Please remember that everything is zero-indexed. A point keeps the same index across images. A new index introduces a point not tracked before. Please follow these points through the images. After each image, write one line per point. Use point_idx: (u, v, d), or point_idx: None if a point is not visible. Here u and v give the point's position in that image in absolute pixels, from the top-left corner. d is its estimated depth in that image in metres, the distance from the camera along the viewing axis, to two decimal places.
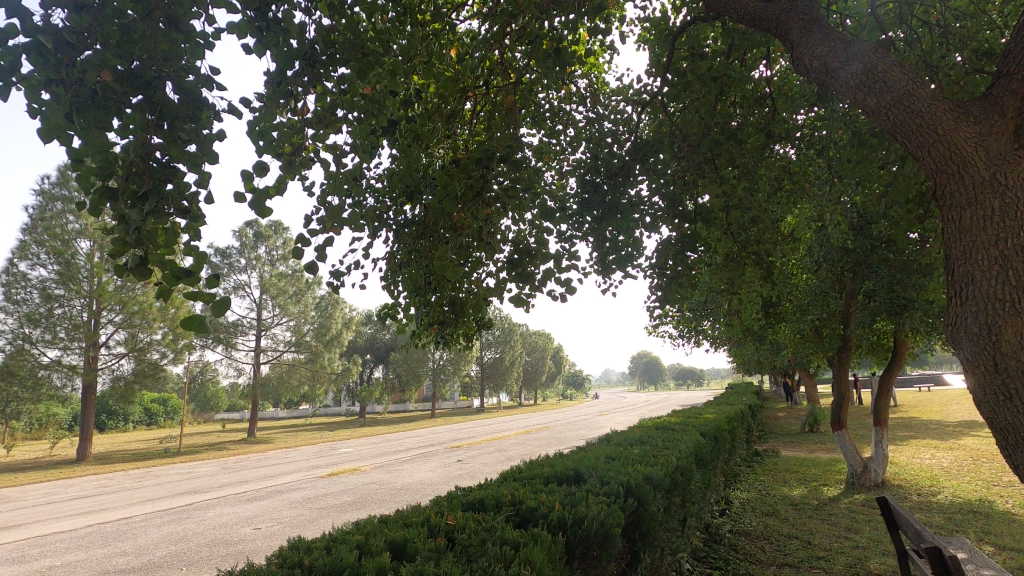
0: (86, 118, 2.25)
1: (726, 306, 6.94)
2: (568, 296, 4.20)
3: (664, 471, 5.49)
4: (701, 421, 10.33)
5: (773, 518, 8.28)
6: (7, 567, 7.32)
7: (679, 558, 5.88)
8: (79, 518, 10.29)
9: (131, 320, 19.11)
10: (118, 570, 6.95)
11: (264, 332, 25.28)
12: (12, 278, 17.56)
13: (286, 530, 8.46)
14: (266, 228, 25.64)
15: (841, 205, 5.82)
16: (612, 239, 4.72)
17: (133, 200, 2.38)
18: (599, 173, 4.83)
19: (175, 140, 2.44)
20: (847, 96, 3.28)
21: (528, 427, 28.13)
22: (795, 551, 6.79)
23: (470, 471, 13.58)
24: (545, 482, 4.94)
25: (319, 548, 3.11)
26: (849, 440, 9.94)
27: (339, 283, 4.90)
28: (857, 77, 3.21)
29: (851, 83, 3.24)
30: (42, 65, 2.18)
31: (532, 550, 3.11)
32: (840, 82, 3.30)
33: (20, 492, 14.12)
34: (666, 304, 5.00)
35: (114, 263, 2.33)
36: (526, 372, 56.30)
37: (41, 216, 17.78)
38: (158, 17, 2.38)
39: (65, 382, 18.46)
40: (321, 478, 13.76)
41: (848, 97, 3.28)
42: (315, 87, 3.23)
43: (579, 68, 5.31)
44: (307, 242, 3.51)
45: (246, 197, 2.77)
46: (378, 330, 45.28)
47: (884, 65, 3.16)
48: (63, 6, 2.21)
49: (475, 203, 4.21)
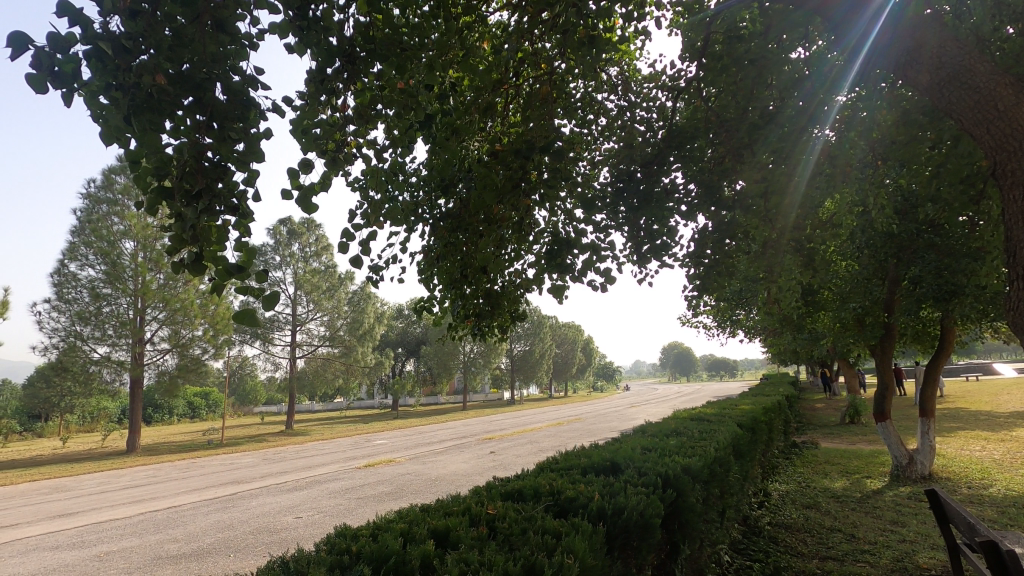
0: (141, 121, 2.34)
1: (766, 295, 6.80)
2: (607, 286, 4.21)
3: (702, 462, 5.44)
4: (736, 413, 10.16)
5: (815, 511, 8.10)
6: (68, 551, 7.73)
7: (719, 549, 5.84)
8: (132, 506, 10.77)
9: (174, 317, 19.75)
10: (170, 555, 7.27)
11: (299, 327, 25.87)
12: (64, 279, 18.54)
13: (328, 520, 8.70)
14: (299, 226, 26.11)
15: (884, 189, 5.63)
16: (646, 228, 4.59)
17: (187, 198, 2.49)
18: (635, 160, 4.74)
19: (225, 139, 2.55)
20: (903, 74, 3.32)
21: (559, 419, 28.22)
22: (839, 544, 6.63)
23: (502, 462, 13.68)
24: (582, 473, 4.95)
25: (365, 536, 3.20)
26: (894, 432, 9.66)
27: (378, 278, 4.94)
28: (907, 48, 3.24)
29: (903, 56, 3.27)
30: (100, 70, 2.25)
31: (574, 539, 3.13)
32: (893, 60, 3.34)
33: (76, 482, 14.85)
34: (703, 294, 4.90)
35: (171, 260, 2.45)
36: (556, 365, 56.27)
37: (89, 219, 18.59)
38: (205, 20, 2.44)
39: (114, 377, 19.31)
40: (357, 469, 14.06)
41: (904, 75, 3.32)
42: (354, 84, 3.29)
43: (610, 57, 5.26)
44: (352, 237, 3.61)
45: (292, 194, 2.86)
46: (409, 323, 45.87)
47: (933, 36, 3.16)
48: (119, 13, 2.28)
49: (514, 194, 4.28)
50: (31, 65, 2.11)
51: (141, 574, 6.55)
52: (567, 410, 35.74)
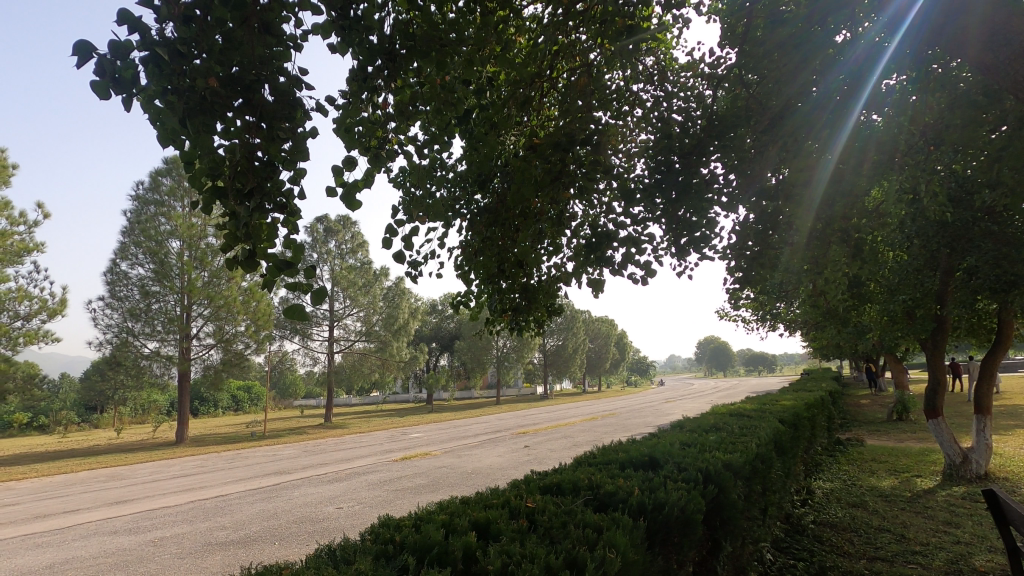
0: (194, 124, 2.40)
1: (811, 288, 6.62)
2: (647, 279, 4.16)
3: (744, 459, 5.33)
4: (777, 408, 9.91)
5: (861, 510, 7.85)
6: (125, 536, 8.14)
7: (762, 548, 5.71)
8: (182, 495, 11.25)
9: (218, 313, 20.36)
10: (219, 542, 7.57)
11: (337, 323, 26.41)
12: (116, 278, 19.50)
13: (367, 511, 8.90)
14: (335, 223, 26.60)
15: (938, 175, 5.34)
16: (684, 220, 4.49)
17: (240, 197, 2.58)
18: (673, 149, 4.60)
19: (273, 138, 2.62)
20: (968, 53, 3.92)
21: (593, 413, 28.12)
22: (889, 545, 6.41)
23: (537, 457, 13.71)
24: (621, 467, 4.93)
25: (407, 527, 3.25)
26: (947, 430, 9.25)
27: (417, 273, 4.99)
28: (954, 26, 3.87)
29: (951, 34, 3.92)
30: (157, 76, 2.33)
31: (615, 534, 3.12)
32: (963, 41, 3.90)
33: (130, 471, 15.60)
34: (746, 287, 4.77)
35: (226, 256, 2.54)
36: (590, 360, 55.93)
37: (138, 219, 19.43)
38: (253, 23, 2.50)
39: (163, 371, 20.15)
40: (394, 462, 14.32)
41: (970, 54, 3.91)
42: (394, 81, 3.32)
43: (646, 48, 5.19)
44: (394, 233, 3.70)
45: (337, 190, 2.92)
46: (444, 319, 46.33)
47: (981, 10, 3.69)
48: (173, 19, 2.35)
49: (553, 187, 4.29)
50: (94, 71, 2.20)
51: (192, 559, 6.83)
52: (602, 406, 35.57)
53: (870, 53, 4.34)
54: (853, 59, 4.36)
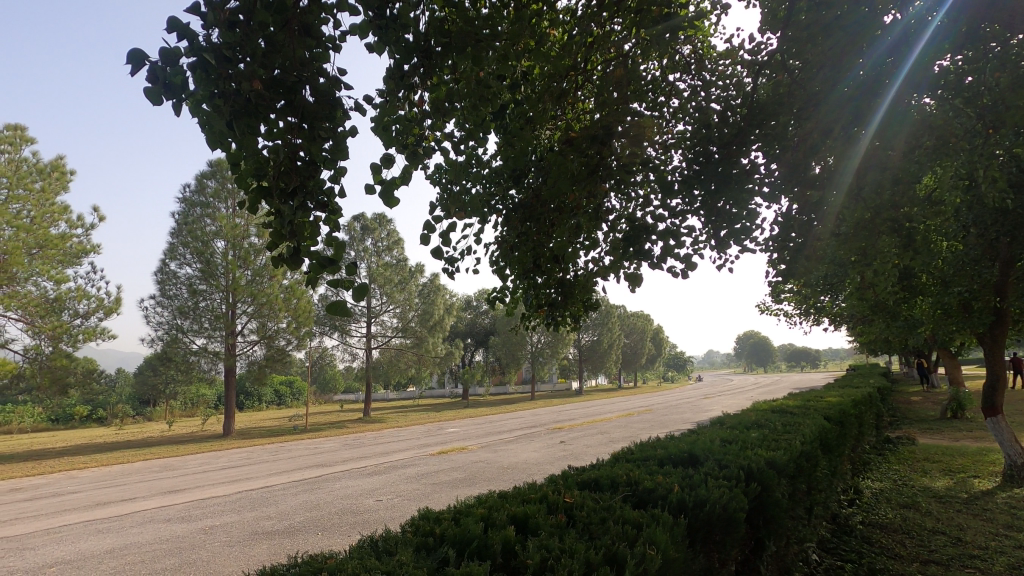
0: (241, 127, 2.47)
1: (859, 280, 6.39)
2: (688, 273, 4.08)
3: (787, 456, 5.20)
4: (822, 405, 9.62)
5: (913, 511, 7.54)
6: (178, 524, 8.52)
7: (807, 548, 5.55)
8: (229, 485, 11.68)
9: (262, 311, 21.02)
10: (265, 531, 7.83)
11: (374, 319, 26.87)
12: (167, 277, 20.42)
13: (406, 503, 9.05)
14: (371, 221, 27.09)
15: (999, 160, 4.98)
16: (725, 213, 4.38)
17: (283, 196, 2.65)
18: (712, 139, 4.48)
19: (314, 138, 2.66)
20: None
21: (629, 409, 27.84)
22: (944, 548, 6.14)
23: (573, 452, 13.67)
24: (659, 464, 4.86)
25: (447, 519, 3.29)
26: (1007, 428, 8.81)
27: (453, 270, 5.00)
28: None
29: None
30: (204, 80, 2.39)
31: (655, 530, 3.09)
32: None
33: (181, 461, 16.30)
34: (789, 279, 4.63)
35: (272, 253, 2.61)
36: (625, 355, 55.35)
37: (186, 221, 20.22)
38: (294, 26, 2.56)
39: (211, 366, 20.96)
40: (432, 456, 14.52)
41: None
42: (430, 78, 3.35)
43: (683, 37, 5.07)
44: (432, 229, 3.75)
45: (376, 187, 2.97)
46: (478, 314, 46.58)
47: None
48: (218, 26, 2.41)
49: (590, 180, 4.28)
50: (148, 78, 2.29)
51: (241, 547, 7.09)
52: (638, 401, 35.16)
53: (915, 32, 4.18)
54: (900, 39, 4.18)
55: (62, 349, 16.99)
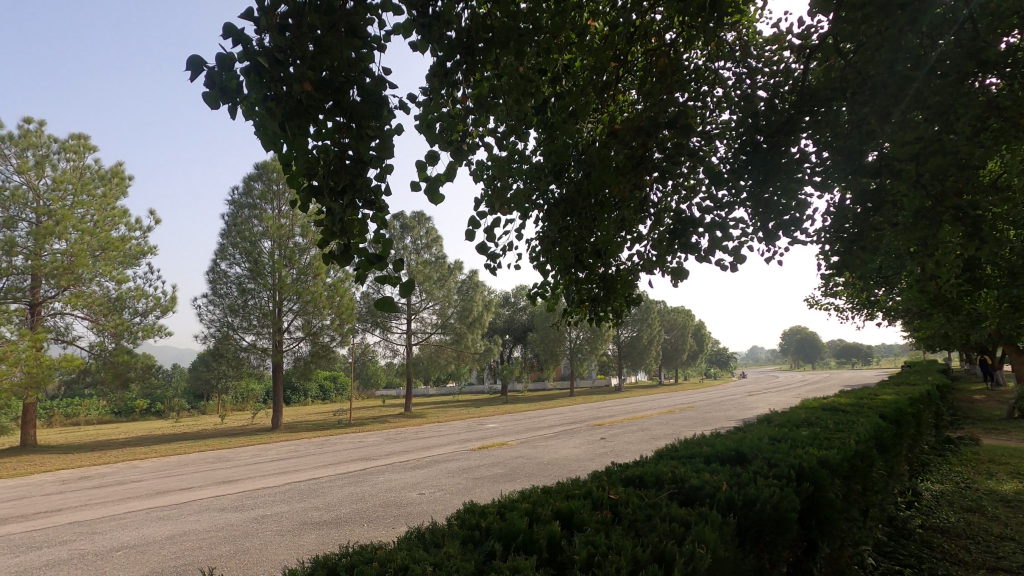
0: (292, 127, 2.53)
1: (918, 271, 6.07)
2: (735, 265, 3.96)
3: (840, 455, 5.01)
4: (876, 402, 9.21)
5: (977, 515, 7.14)
6: (232, 512, 8.88)
7: (862, 551, 5.33)
8: (278, 476, 12.10)
9: (307, 308, 21.65)
10: (314, 521, 8.09)
11: (414, 316, 27.26)
12: (218, 276, 21.31)
13: (448, 497, 9.19)
14: (410, 220, 27.46)
15: None
16: (773, 203, 4.23)
17: (334, 194, 2.71)
18: (759, 128, 4.39)
19: (362, 137, 2.69)
20: None
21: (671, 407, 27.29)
22: (1013, 555, 5.78)
23: (614, 449, 13.55)
24: (705, 461, 4.76)
25: (493, 513, 3.32)
26: None
27: (495, 266, 5.01)
28: None
29: None
30: (257, 83, 2.46)
31: (703, 529, 3.03)
32: None
33: (234, 453, 17.00)
34: (843, 271, 4.45)
35: (324, 249, 2.68)
36: (665, 351, 54.40)
37: (235, 223, 21.03)
38: (341, 28, 2.63)
39: (260, 362, 21.75)
40: (472, 451, 14.65)
41: None
42: (472, 74, 3.35)
43: (728, 23, 4.90)
44: (477, 225, 3.78)
45: (422, 184, 3.00)
46: (516, 311, 46.59)
47: None
48: (270, 30, 2.48)
49: (634, 172, 4.22)
50: (206, 84, 2.38)
51: (291, 536, 7.35)
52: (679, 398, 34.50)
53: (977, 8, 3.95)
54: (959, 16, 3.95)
55: (124, 346, 17.89)
